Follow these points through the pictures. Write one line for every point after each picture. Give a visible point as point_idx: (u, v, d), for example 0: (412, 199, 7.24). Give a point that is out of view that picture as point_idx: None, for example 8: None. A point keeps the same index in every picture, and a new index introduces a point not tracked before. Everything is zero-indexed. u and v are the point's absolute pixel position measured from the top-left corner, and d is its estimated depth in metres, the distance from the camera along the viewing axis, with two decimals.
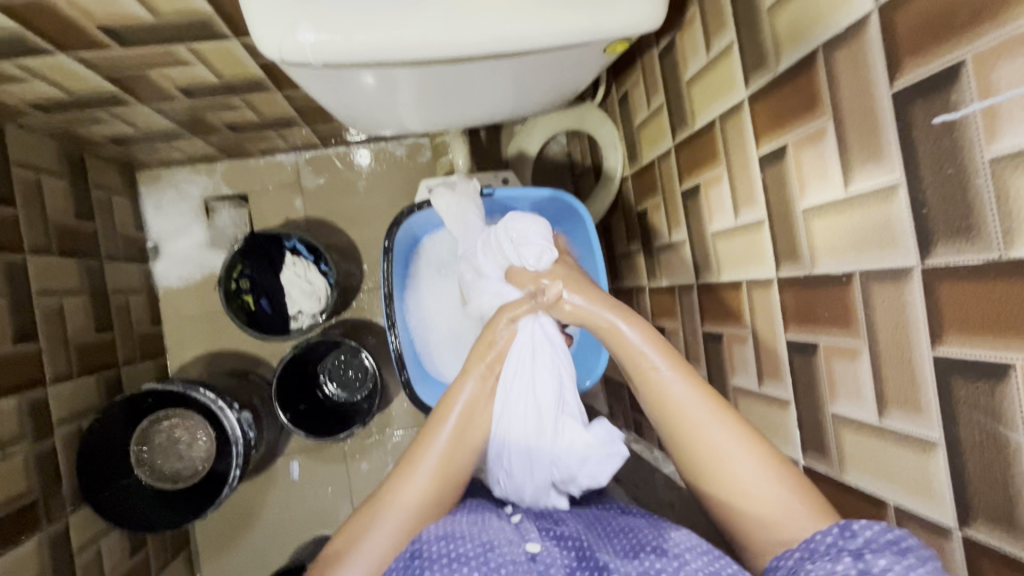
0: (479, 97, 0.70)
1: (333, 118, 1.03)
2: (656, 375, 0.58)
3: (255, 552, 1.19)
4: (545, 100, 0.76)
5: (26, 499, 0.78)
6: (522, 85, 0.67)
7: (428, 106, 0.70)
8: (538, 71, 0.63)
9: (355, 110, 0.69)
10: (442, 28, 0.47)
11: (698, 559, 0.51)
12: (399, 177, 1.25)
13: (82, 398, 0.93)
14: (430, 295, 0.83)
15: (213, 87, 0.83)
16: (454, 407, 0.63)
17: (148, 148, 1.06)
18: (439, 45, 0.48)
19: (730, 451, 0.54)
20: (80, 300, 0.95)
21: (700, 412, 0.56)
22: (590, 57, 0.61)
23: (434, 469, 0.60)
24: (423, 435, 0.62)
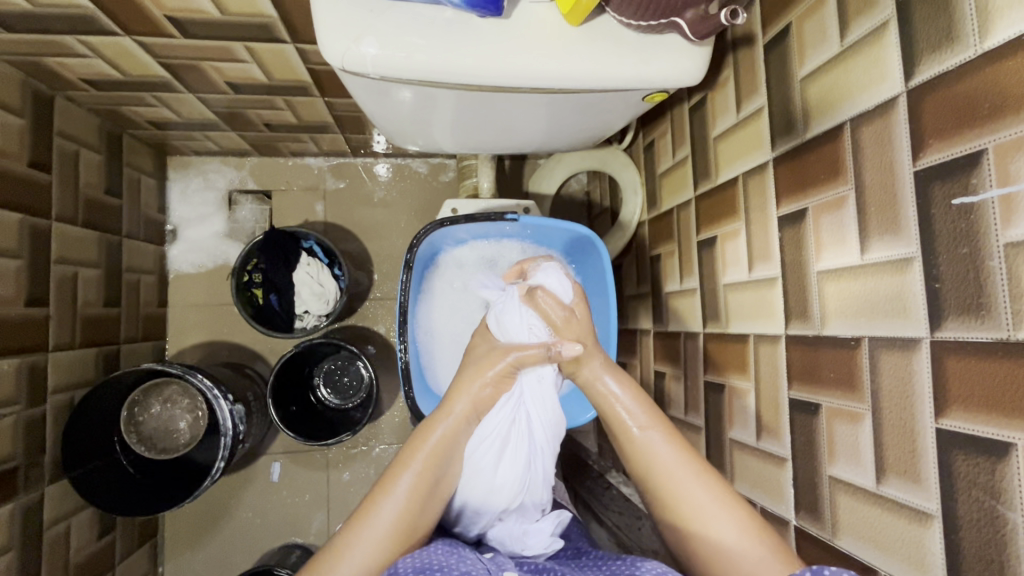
0: (511, 124, 0.72)
1: (366, 129, 1.06)
2: (637, 437, 0.62)
3: (222, 552, 1.16)
4: (573, 137, 0.79)
5: (8, 463, 0.76)
6: (558, 120, 0.70)
7: (459, 125, 0.72)
8: (574, 108, 0.65)
9: (394, 123, 0.72)
10: (496, 58, 0.50)
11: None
12: (420, 194, 1.28)
13: (79, 370, 0.92)
14: (442, 309, 0.84)
15: (261, 86, 0.87)
16: (423, 448, 0.61)
17: (186, 135, 1.09)
18: (491, 74, 0.50)
19: (710, 510, 0.56)
20: (95, 272, 0.96)
21: (686, 477, 0.58)
22: (624, 102, 0.64)
23: (397, 514, 0.58)
24: (386, 480, 0.60)
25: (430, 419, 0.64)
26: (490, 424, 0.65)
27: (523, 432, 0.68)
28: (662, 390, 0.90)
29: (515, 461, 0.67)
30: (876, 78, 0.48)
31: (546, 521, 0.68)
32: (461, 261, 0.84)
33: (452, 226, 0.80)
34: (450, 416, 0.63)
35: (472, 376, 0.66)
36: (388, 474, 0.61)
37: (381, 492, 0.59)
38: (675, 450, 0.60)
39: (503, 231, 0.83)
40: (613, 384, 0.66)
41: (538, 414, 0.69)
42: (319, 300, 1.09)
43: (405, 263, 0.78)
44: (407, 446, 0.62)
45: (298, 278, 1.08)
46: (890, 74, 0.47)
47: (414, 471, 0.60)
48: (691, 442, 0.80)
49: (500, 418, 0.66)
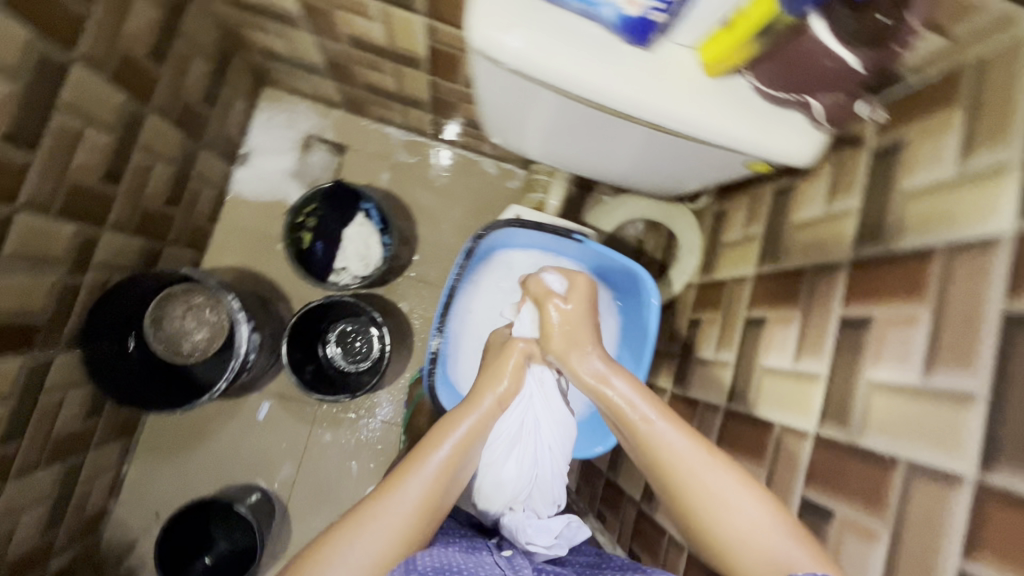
0: (605, 147, 0.72)
1: (456, 116, 1.09)
2: (645, 425, 0.59)
3: (188, 470, 1.16)
4: (661, 179, 0.79)
5: (30, 320, 0.77)
6: (654, 158, 0.70)
7: (556, 132, 0.71)
8: (676, 150, 0.65)
9: (497, 115, 0.73)
10: (626, 84, 0.50)
11: None
12: (482, 192, 1.30)
13: (124, 254, 0.93)
14: (481, 307, 0.84)
15: (379, 47, 0.90)
16: (451, 435, 0.60)
17: (288, 70, 1.13)
18: (616, 97, 0.51)
19: (727, 496, 0.53)
20: (169, 170, 0.98)
21: (717, 475, 0.54)
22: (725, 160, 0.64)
23: (421, 494, 0.55)
24: (412, 456, 0.58)
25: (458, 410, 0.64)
26: (507, 417, 0.69)
27: (534, 428, 0.70)
28: None
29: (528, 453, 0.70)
30: (984, 213, 0.49)
31: (557, 521, 0.68)
32: (514, 264, 0.84)
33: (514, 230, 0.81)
34: (484, 408, 0.64)
35: (490, 378, 0.68)
36: (414, 454, 0.59)
37: (409, 472, 0.56)
38: (690, 439, 0.57)
39: (561, 246, 0.83)
40: (599, 366, 0.64)
41: (547, 417, 0.71)
42: (361, 261, 1.12)
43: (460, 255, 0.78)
44: (437, 430, 0.61)
45: (349, 234, 1.11)
46: (1002, 213, 0.47)
47: (442, 455, 0.58)
48: None
49: (512, 418, 0.69)
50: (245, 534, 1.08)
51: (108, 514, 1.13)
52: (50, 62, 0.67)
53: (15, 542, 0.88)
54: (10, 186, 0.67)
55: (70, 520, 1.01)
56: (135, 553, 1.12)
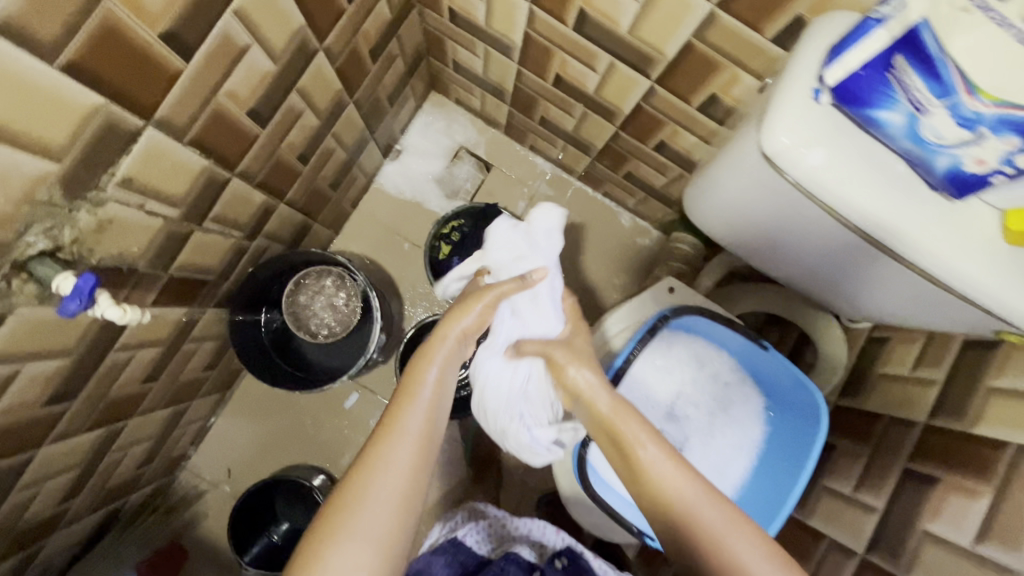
0: (819, 259, 0.69)
1: (621, 169, 1.08)
2: (645, 453, 0.59)
3: (269, 439, 1.18)
4: (859, 300, 0.75)
5: (205, 276, 0.79)
6: (875, 285, 0.66)
7: (766, 230, 0.69)
8: (903, 281, 0.61)
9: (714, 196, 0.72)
10: (916, 230, 0.48)
11: None
12: (611, 243, 1.29)
13: (286, 228, 0.96)
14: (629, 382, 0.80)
15: (581, 93, 0.90)
16: (415, 404, 0.59)
17: (467, 84, 1.15)
18: (902, 239, 0.48)
19: (722, 529, 0.54)
20: (343, 157, 1.01)
21: (692, 491, 0.56)
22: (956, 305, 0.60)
23: (397, 488, 0.55)
24: (398, 400, 0.60)
25: (419, 358, 0.63)
26: (494, 346, 0.74)
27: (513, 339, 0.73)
28: None
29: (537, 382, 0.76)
30: None
31: (549, 431, 0.76)
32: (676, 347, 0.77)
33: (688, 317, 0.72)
34: (444, 348, 0.64)
35: (464, 308, 0.67)
36: (394, 404, 0.59)
37: (376, 464, 0.55)
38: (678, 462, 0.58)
39: (732, 345, 0.76)
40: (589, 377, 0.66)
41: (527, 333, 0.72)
42: None
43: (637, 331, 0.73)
44: (409, 376, 0.62)
45: None
46: None
47: (406, 437, 0.57)
48: None
49: (497, 339, 0.73)
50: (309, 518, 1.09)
51: (185, 460, 1.15)
52: (307, 49, 0.69)
53: (117, 474, 0.90)
54: (238, 154, 0.69)
55: (158, 461, 1.03)
56: (199, 504, 1.15)
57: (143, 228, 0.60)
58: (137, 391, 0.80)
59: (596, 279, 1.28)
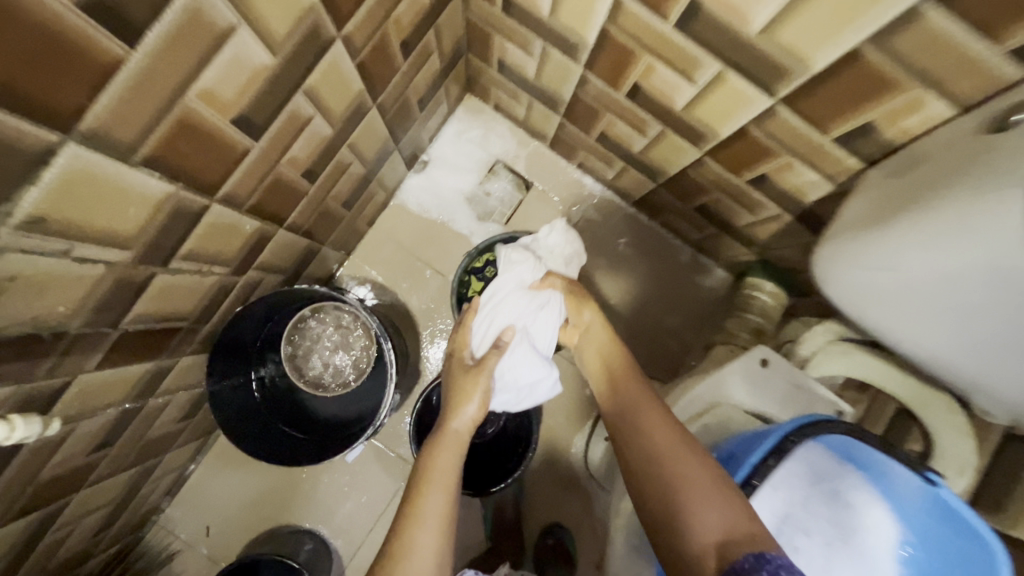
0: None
1: (694, 200, 0.89)
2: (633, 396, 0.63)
3: (257, 494, 1.01)
4: None
5: (177, 322, 0.62)
6: None
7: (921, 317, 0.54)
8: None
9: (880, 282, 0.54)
10: None
11: None
12: (667, 281, 1.10)
13: (286, 256, 0.78)
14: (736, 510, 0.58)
15: (662, 110, 0.71)
16: (442, 446, 0.63)
17: (512, 89, 0.96)
18: None
19: (697, 478, 0.54)
20: (360, 171, 0.83)
21: (670, 442, 0.58)
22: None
23: (437, 514, 0.57)
24: (421, 482, 0.59)
25: (438, 441, 0.63)
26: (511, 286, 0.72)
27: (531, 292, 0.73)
28: None
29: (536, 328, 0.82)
30: None
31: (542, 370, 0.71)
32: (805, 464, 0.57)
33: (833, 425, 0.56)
34: (459, 439, 0.64)
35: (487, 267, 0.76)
36: (423, 454, 0.62)
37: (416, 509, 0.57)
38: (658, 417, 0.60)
39: (862, 458, 0.59)
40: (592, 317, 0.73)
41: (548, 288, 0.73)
42: None
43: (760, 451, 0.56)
44: (433, 446, 0.63)
45: None
46: None
47: (431, 464, 0.60)
48: None
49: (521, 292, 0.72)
50: None
51: (159, 513, 0.99)
52: (320, 37, 0.51)
53: (64, 549, 0.73)
54: (220, 175, 0.51)
55: (122, 522, 0.87)
56: (171, 565, 0.98)
57: (73, 278, 0.43)
58: (85, 463, 0.63)
59: (645, 324, 1.09)
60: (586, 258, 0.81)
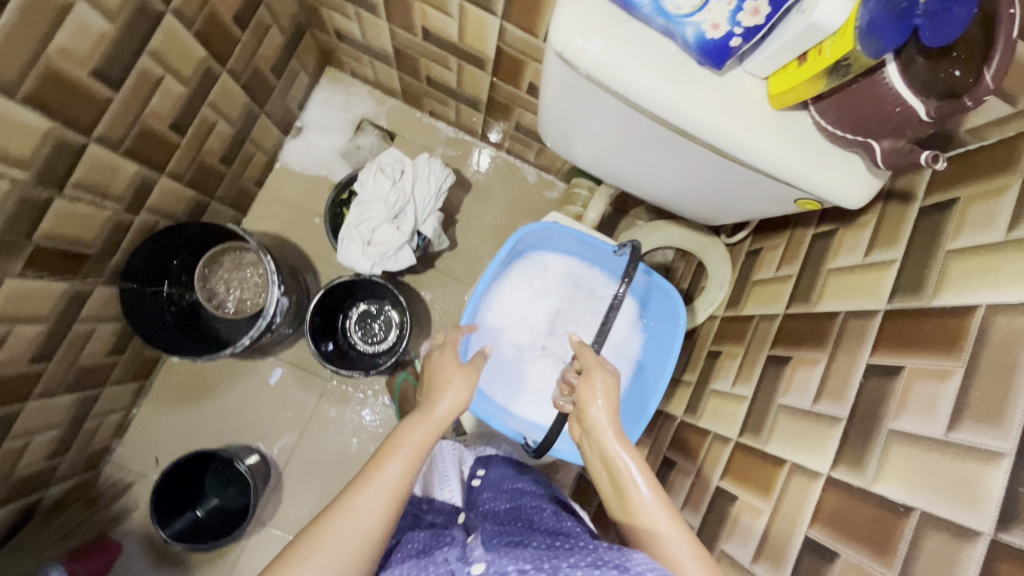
0: (686, 179, 0.68)
1: (509, 119, 1.12)
2: None
3: (194, 423, 1.18)
4: (727, 209, 0.73)
5: (83, 249, 0.80)
6: (734, 193, 0.66)
7: (622, 164, 0.73)
8: (735, 193, 0.66)
9: (568, 138, 0.72)
10: (682, 92, 0.52)
11: None
12: (519, 198, 1.33)
13: (175, 204, 0.96)
14: (514, 299, 0.90)
15: (448, 43, 0.94)
16: (392, 452, 0.58)
17: (355, 53, 1.17)
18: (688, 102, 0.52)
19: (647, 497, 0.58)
20: (230, 130, 1.02)
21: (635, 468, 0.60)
22: (761, 206, 0.67)
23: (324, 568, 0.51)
24: (366, 474, 0.56)
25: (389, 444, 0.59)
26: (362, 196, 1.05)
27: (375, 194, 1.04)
28: (667, 478, 0.91)
29: (394, 205, 1.04)
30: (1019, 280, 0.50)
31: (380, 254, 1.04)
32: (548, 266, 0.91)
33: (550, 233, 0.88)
34: (431, 424, 0.62)
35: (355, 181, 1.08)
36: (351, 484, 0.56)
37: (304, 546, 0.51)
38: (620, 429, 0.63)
39: (593, 254, 0.90)
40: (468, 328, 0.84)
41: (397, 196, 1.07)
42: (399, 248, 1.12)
43: (505, 246, 0.81)
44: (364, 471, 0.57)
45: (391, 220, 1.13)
46: None
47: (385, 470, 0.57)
48: None
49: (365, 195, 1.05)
50: (239, 496, 1.10)
51: (110, 454, 1.14)
52: (150, 11, 0.70)
53: (23, 463, 0.90)
54: (93, 117, 0.70)
55: (74, 452, 1.02)
56: (128, 496, 1.14)
57: None
58: (25, 372, 0.80)
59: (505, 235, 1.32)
60: (441, 190, 1.09)
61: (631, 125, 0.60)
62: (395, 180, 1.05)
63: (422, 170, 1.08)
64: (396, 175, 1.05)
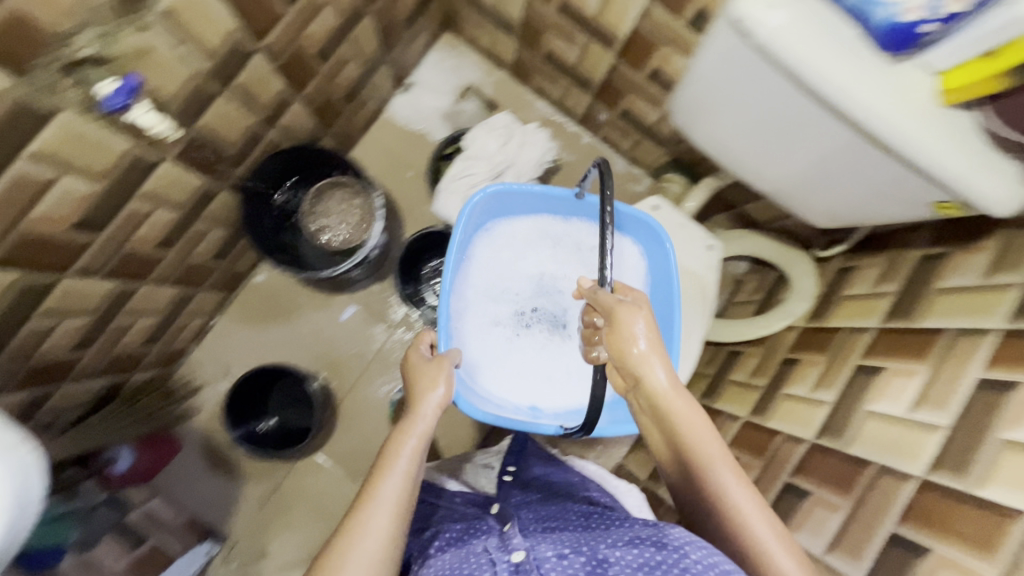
0: (819, 174, 0.69)
1: (617, 104, 1.15)
2: (438, 399, 0.68)
3: (266, 342, 1.23)
4: (852, 212, 0.74)
5: (225, 150, 0.86)
6: (868, 194, 0.67)
7: (752, 154, 0.74)
8: (867, 194, 0.67)
9: (702, 123, 0.75)
10: (855, 75, 0.54)
11: (698, 552, 0.51)
12: (605, 185, 1.35)
13: (299, 128, 1.02)
14: (486, 269, 0.88)
15: (583, 17, 0.98)
16: (390, 466, 0.62)
17: (479, 19, 1.22)
18: (859, 84, 0.54)
19: (729, 483, 0.60)
20: (358, 70, 1.08)
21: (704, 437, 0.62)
22: (891, 211, 0.68)
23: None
24: (377, 469, 0.62)
25: (396, 438, 0.65)
26: (469, 151, 1.08)
27: (483, 151, 1.08)
28: None
29: (497, 165, 1.08)
30: None
31: None
32: (515, 232, 0.89)
33: (512, 193, 0.85)
34: (425, 420, 0.66)
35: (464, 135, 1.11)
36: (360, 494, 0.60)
37: (334, 555, 0.55)
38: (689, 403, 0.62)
39: (575, 208, 0.88)
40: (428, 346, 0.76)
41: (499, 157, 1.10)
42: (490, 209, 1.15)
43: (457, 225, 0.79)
44: (359, 505, 0.59)
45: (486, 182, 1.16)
46: None
47: (391, 471, 0.61)
48: None
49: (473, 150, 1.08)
50: (299, 416, 1.15)
51: (185, 355, 1.21)
52: None
53: (125, 341, 0.96)
54: (267, 25, 0.76)
55: (161, 345, 1.08)
56: (195, 398, 1.20)
57: (175, 71, 0.66)
58: (150, 253, 0.86)
59: None
60: (543, 160, 1.13)
61: (779, 107, 0.62)
62: (502, 142, 1.09)
63: (529, 138, 1.11)
64: (504, 138, 1.09)
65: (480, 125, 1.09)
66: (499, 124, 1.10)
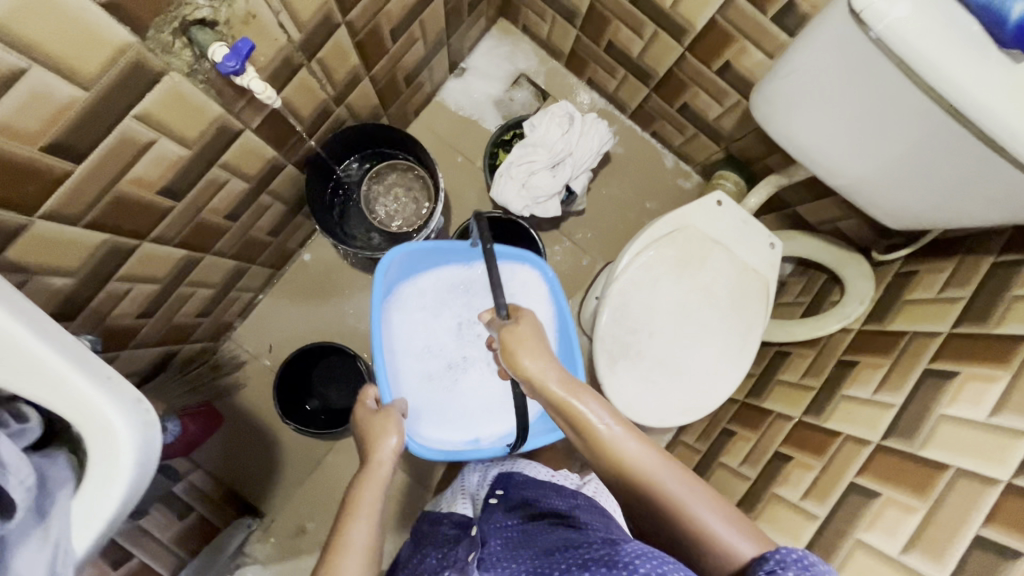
0: (921, 170, 0.69)
1: (678, 98, 1.14)
2: (393, 445, 0.68)
3: (310, 321, 1.23)
4: (945, 212, 0.73)
5: (299, 124, 0.85)
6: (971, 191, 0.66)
7: (847, 148, 0.75)
8: (950, 186, 0.68)
9: (799, 115, 0.75)
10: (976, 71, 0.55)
11: (648, 563, 0.43)
12: (652, 181, 1.34)
13: (363, 107, 1.01)
14: (408, 327, 0.93)
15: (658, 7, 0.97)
16: (349, 516, 0.58)
17: (540, 6, 1.21)
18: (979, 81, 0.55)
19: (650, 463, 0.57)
20: (423, 51, 1.07)
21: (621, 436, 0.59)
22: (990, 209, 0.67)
23: None
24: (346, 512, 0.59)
25: (350, 508, 0.59)
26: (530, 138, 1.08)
27: (544, 140, 1.08)
28: (780, 470, 0.91)
29: (557, 154, 1.08)
30: None
31: (531, 198, 1.08)
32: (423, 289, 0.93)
33: (403, 270, 0.89)
34: (377, 470, 0.65)
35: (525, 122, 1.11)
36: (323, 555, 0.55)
37: None
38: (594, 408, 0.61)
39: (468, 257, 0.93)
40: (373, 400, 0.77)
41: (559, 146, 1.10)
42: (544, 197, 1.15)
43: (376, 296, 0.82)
44: (326, 553, 0.55)
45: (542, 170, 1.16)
46: None
47: (350, 526, 0.57)
48: (795, 526, 0.81)
49: (534, 138, 1.08)
50: (343, 396, 1.15)
51: (231, 330, 1.21)
52: None
53: (183, 311, 0.96)
54: None
55: (211, 319, 1.09)
56: (238, 374, 1.20)
57: (271, 39, 0.65)
58: (219, 224, 0.86)
59: (631, 214, 1.33)
60: (602, 151, 1.12)
61: (877, 92, 0.65)
62: (564, 131, 1.09)
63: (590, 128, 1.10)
64: (566, 127, 1.09)
65: (543, 113, 1.09)
66: (562, 114, 1.10)
